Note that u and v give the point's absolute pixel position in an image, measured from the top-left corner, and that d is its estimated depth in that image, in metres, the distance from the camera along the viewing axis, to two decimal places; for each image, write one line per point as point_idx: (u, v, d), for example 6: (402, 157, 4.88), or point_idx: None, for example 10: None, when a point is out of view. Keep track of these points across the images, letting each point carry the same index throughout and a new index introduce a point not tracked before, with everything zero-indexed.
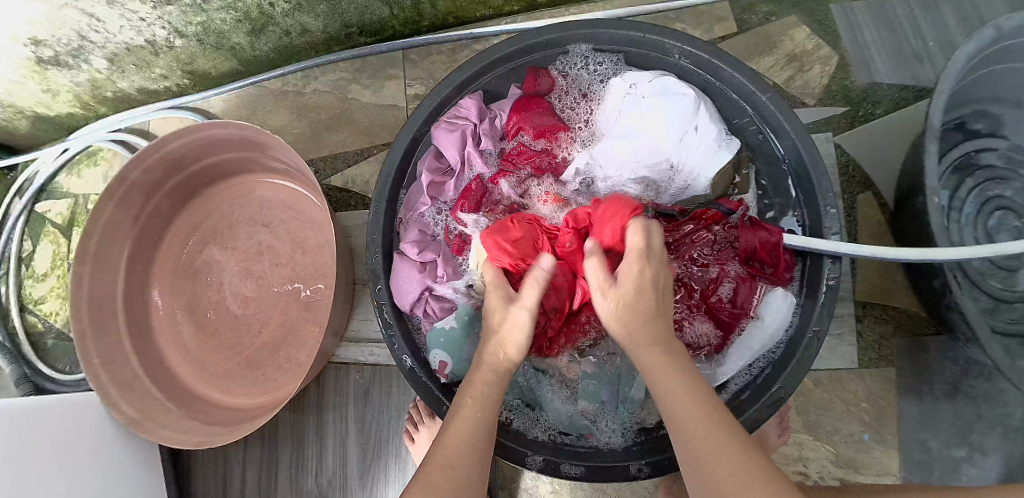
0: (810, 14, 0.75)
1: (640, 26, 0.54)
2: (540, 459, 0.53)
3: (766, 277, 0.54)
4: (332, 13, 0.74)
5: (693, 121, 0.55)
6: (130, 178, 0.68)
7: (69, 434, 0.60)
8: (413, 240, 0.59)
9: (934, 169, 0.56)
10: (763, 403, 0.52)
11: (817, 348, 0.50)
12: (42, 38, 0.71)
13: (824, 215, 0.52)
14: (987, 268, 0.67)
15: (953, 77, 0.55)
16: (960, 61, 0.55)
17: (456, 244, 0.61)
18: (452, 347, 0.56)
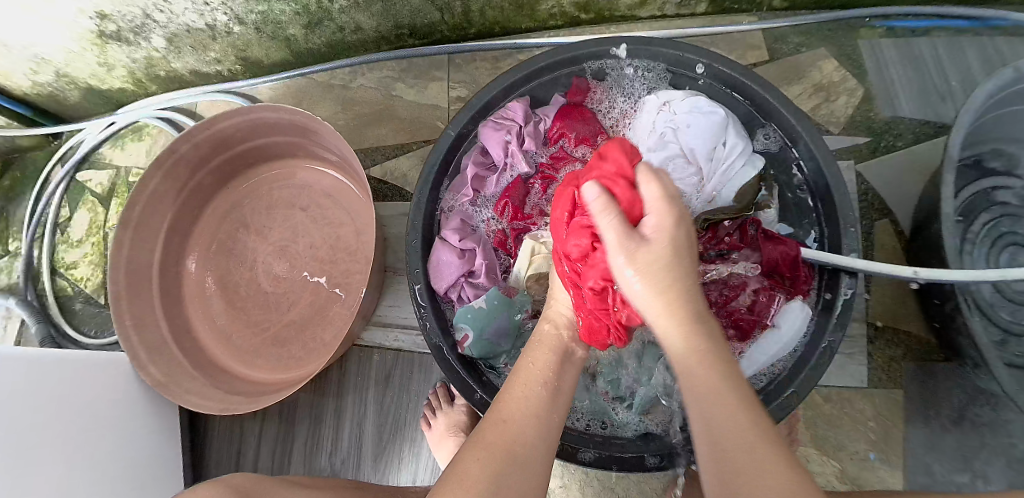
0: (838, 49, 0.80)
1: (681, 46, 0.56)
2: (557, 443, 0.54)
3: (785, 289, 0.58)
4: (388, 13, 0.79)
5: (719, 138, 0.58)
6: (179, 152, 0.71)
7: (99, 392, 0.62)
8: (455, 228, 0.60)
9: (950, 198, 0.60)
10: (775, 406, 0.53)
11: (830, 356, 0.52)
12: (107, 13, 0.74)
13: (843, 233, 0.55)
14: (997, 300, 0.69)
15: (970, 112, 0.59)
16: (980, 98, 0.59)
17: (497, 238, 0.64)
18: (478, 326, 0.57)
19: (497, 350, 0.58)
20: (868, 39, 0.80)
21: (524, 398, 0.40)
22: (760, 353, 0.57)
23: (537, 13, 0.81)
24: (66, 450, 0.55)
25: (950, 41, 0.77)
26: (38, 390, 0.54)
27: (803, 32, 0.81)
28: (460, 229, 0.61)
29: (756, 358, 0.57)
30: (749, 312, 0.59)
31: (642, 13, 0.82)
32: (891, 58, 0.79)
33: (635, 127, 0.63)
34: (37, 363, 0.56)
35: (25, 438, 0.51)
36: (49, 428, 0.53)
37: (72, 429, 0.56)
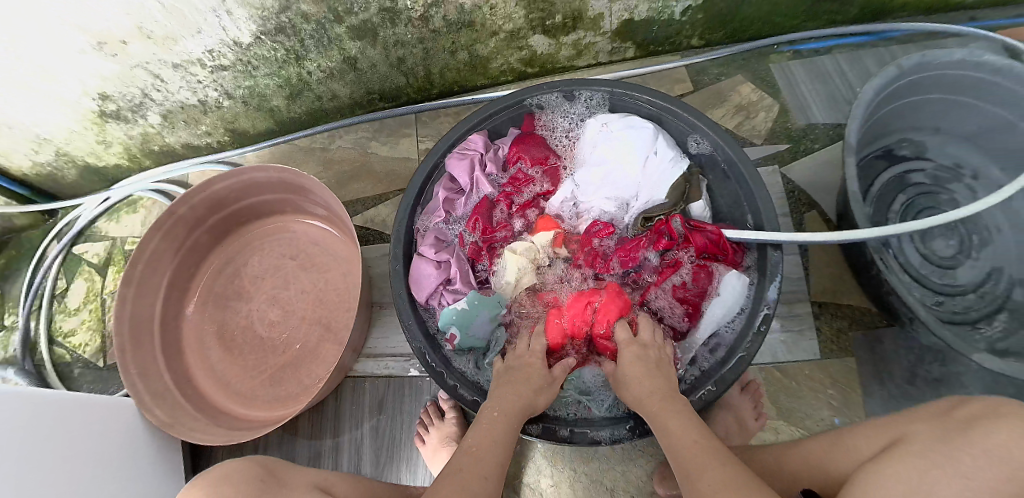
0: (752, 74, 0.94)
1: (609, 82, 0.68)
2: (536, 425, 0.60)
3: (720, 264, 0.64)
4: (359, 82, 0.91)
5: (652, 147, 0.67)
6: (178, 214, 0.79)
7: (108, 434, 0.65)
8: (430, 243, 0.69)
9: (855, 178, 0.69)
10: (730, 369, 0.59)
11: (768, 320, 0.58)
12: (109, 93, 0.82)
13: (766, 215, 0.61)
14: (925, 266, 0.81)
15: (862, 105, 0.71)
16: (869, 92, 0.72)
17: (471, 249, 0.72)
18: (463, 325, 0.65)
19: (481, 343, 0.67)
20: (779, 63, 0.95)
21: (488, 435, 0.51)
22: (709, 323, 0.63)
23: (489, 71, 0.95)
24: (77, 488, 0.57)
25: (850, 58, 0.94)
26: (53, 430, 0.57)
27: (721, 63, 0.96)
28: (435, 243, 0.69)
29: (707, 328, 0.63)
30: (693, 292, 0.65)
31: (579, 63, 0.97)
32: (799, 76, 0.94)
33: (581, 146, 0.73)
34: (53, 406, 0.59)
35: (40, 476, 0.54)
36: (63, 466, 0.56)
37: (83, 468, 0.59)
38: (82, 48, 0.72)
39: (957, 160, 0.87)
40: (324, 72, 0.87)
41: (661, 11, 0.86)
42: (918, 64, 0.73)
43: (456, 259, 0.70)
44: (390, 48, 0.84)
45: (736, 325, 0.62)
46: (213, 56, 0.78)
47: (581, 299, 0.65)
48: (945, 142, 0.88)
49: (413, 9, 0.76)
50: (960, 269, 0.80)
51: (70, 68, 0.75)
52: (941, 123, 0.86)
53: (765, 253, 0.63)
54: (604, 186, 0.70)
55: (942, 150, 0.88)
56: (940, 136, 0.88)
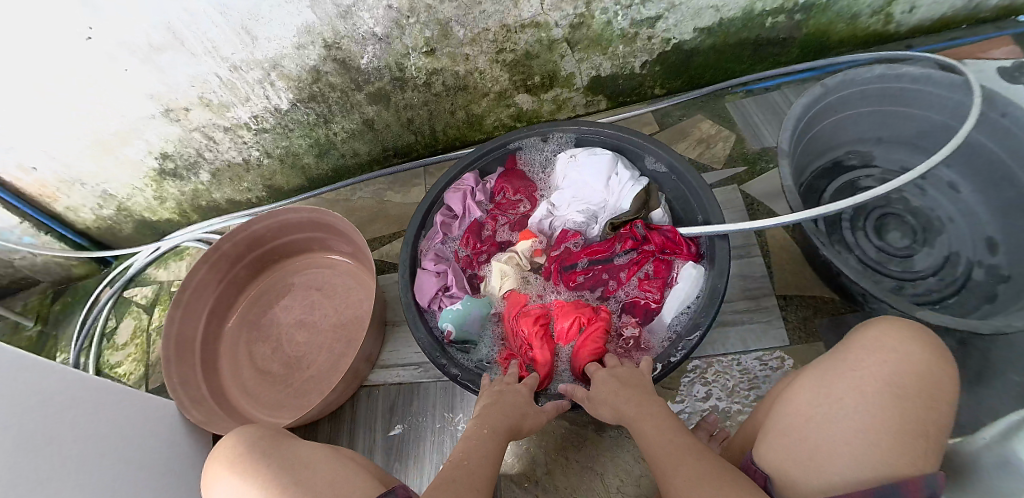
0: (710, 111, 1.09)
1: (572, 122, 0.83)
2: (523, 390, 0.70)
3: (678, 257, 0.74)
4: (376, 141, 1.10)
5: (612, 170, 0.81)
6: (223, 249, 0.94)
7: (147, 425, 0.73)
8: (431, 258, 0.81)
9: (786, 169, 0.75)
10: (689, 343, 0.64)
11: (720, 294, 0.66)
12: (169, 152, 1.01)
13: (711, 212, 0.72)
14: (883, 256, 0.81)
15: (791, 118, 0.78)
16: (797, 109, 0.79)
17: (465, 261, 0.84)
18: (458, 322, 0.75)
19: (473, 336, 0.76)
20: (734, 101, 1.10)
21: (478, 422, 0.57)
22: (671, 307, 0.71)
23: (484, 127, 1.13)
24: (119, 460, 0.65)
25: (798, 90, 1.08)
26: (111, 412, 0.68)
27: (683, 107, 1.12)
28: (435, 258, 0.82)
29: (671, 312, 0.71)
30: (655, 282, 0.74)
31: (560, 116, 1.14)
32: (751, 111, 1.07)
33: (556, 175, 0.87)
34: (118, 395, 0.70)
35: (98, 446, 0.63)
36: (115, 442, 0.66)
37: (131, 449, 0.68)
38: (153, 114, 0.92)
39: (902, 164, 0.89)
40: (348, 132, 1.05)
41: (624, 67, 1.04)
42: (842, 81, 0.80)
43: (453, 270, 0.82)
44: (401, 111, 1.03)
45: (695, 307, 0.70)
46: (258, 120, 0.98)
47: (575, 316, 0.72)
48: (889, 151, 0.90)
49: (418, 77, 0.95)
50: (918, 256, 0.81)
51: (143, 129, 0.95)
52: (883, 133, 0.89)
53: (714, 243, 0.71)
54: (576, 204, 0.83)
55: (888, 157, 0.91)
56: (885, 144, 0.91)
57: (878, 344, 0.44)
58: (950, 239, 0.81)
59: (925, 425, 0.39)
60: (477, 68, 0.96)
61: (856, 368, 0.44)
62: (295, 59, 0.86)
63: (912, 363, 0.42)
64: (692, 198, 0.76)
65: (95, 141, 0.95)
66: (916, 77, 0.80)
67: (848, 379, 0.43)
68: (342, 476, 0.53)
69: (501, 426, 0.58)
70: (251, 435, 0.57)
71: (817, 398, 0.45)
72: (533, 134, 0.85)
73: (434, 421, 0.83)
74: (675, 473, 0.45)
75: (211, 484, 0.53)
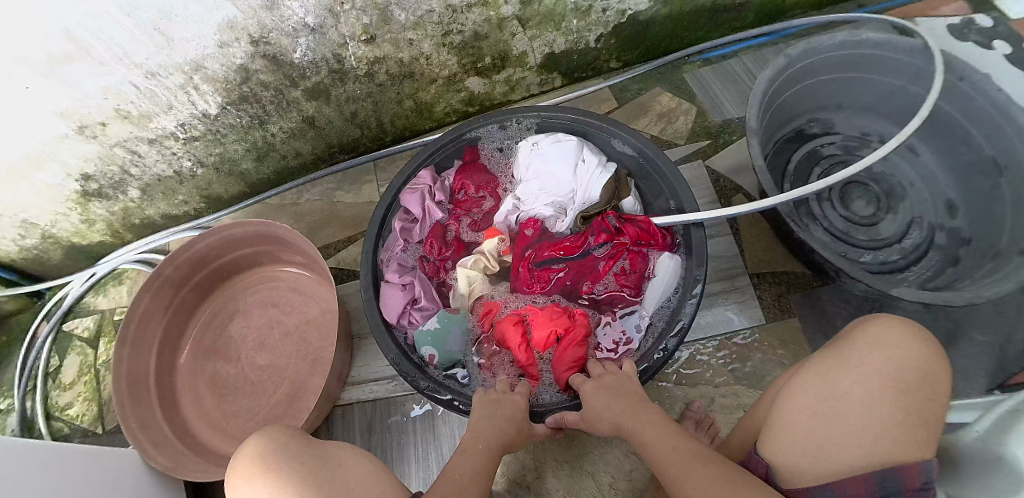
0: (669, 84, 1.07)
1: (534, 108, 0.78)
2: None
3: (654, 248, 0.73)
4: (319, 138, 1.01)
5: (579, 157, 0.77)
6: (164, 274, 0.85)
7: (110, 485, 0.67)
8: (395, 269, 0.76)
9: (758, 154, 0.79)
10: (674, 335, 0.65)
11: (697, 286, 0.66)
12: (91, 173, 0.89)
13: (685, 199, 0.70)
14: (851, 226, 0.95)
15: (759, 93, 0.83)
16: (763, 83, 0.84)
17: (431, 268, 0.80)
18: (438, 344, 0.72)
19: (457, 356, 0.73)
20: (692, 73, 1.07)
21: (475, 449, 0.54)
22: (652, 298, 0.71)
23: (434, 114, 1.05)
24: None
25: (753, 58, 1.07)
26: (66, 474, 0.62)
27: (641, 80, 1.08)
28: (398, 269, 0.77)
29: (651, 303, 0.71)
30: (634, 274, 0.74)
31: (514, 96, 1.08)
32: (710, 80, 1.07)
33: (517, 165, 0.82)
34: (68, 455, 0.64)
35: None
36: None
37: None
38: (65, 133, 0.80)
39: (862, 130, 1.03)
40: (286, 132, 0.96)
41: (578, 42, 0.98)
42: (803, 52, 0.87)
43: (420, 279, 0.77)
44: (344, 105, 0.94)
45: (675, 299, 0.70)
46: (185, 128, 0.87)
47: (557, 326, 0.70)
48: (847, 116, 1.03)
49: (359, 68, 0.87)
50: (883, 223, 0.95)
51: (56, 152, 0.83)
52: (842, 100, 1.01)
53: (689, 231, 0.71)
54: (544, 196, 0.79)
55: (847, 123, 1.03)
56: (843, 111, 1.03)
57: (882, 342, 0.50)
58: (912, 205, 0.96)
59: (924, 417, 0.45)
60: (423, 53, 0.88)
61: (861, 365, 0.49)
62: (218, 59, 0.76)
63: (911, 360, 0.48)
64: (662, 180, 0.74)
65: (4, 169, 0.83)
66: (876, 43, 0.89)
67: (853, 376, 0.49)
68: (376, 478, 0.54)
69: (497, 439, 0.56)
70: (270, 434, 0.54)
71: (822, 393, 0.50)
72: (491, 124, 0.79)
73: (416, 433, 0.81)
74: (687, 471, 0.46)
75: (234, 490, 0.50)
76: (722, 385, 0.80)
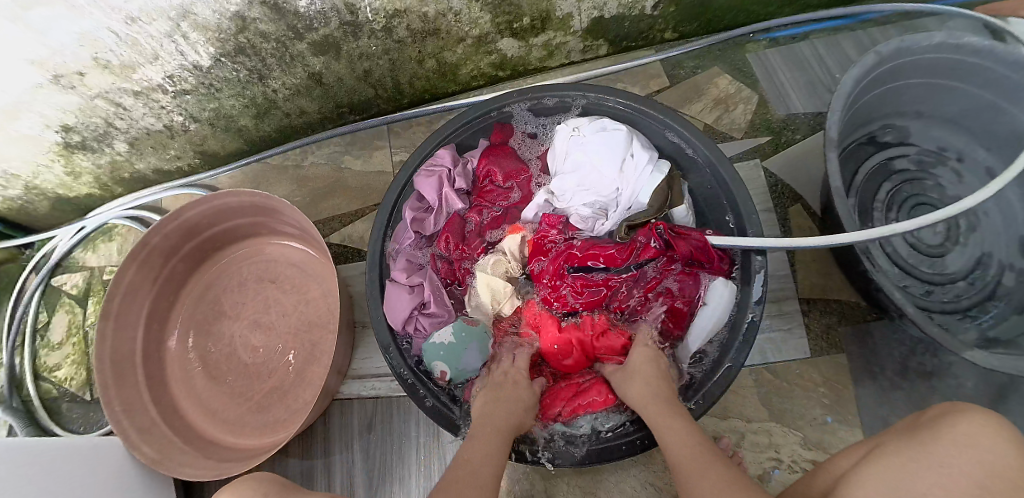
0: (730, 65, 0.96)
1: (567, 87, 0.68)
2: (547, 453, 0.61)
3: (706, 271, 0.65)
4: (327, 96, 0.89)
5: (627, 150, 0.66)
6: (152, 244, 0.78)
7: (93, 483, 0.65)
8: (402, 268, 0.69)
9: (836, 173, 0.71)
10: (716, 383, 0.60)
11: (757, 325, 0.60)
12: (72, 125, 0.79)
13: (748, 221, 0.63)
14: (914, 256, 0.85)
15: (842, 97, 0.71)
16: (848, 84, 0.72)
17: (444, 269, 0.73)
18: (452, 361, 0.65)
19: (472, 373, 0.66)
20: (756, 53, 0.96)
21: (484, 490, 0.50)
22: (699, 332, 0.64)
23: (459, 78, 0.92)
24: None
25: (827, 43, 0.96)
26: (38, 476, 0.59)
27: (698, 56, 0.97)
28: (407, 267, 0.70)
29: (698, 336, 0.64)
30: (679, 296, 0.67)
31: (550, 64, 0.94)
32: (776, 63, 0.96)
33: (553, 154, 0.72)
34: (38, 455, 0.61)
35: None
36: None
37: None
38: (39, 82, 0.70)
39: (941, 144, 0.89)
40: (290, 89, 0.84)
41: (632, 7, 0.83)
42: (897, 50, 0.74)
43: (429, 281, 0.70)
44: (356, 61, 0.81)
45: (727, 333, 0.64)
46: (174, 81, 0.76)
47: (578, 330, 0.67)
48: (926, 126, 0.89)
49: (374, 21, 0.73)
50: (949, 256, 0.84)
51: (31, 103, 0.73)
52: (924, 107, 0.87)
53: (749, 256, 0.64)
54: (582, 194, 0.69)
55: (925, 134, 0.90)
56: (923, 119, 0.89)
57: (972, 438, 0.42)
58: (983, 238, 0.84)
59: None
60: (451, 9, 0.74)
61: (942, 464, 0.41)
62: (209, 5, 0.63)
63: (1006, 467, 0.40)
64: (722, 194, 0.67)
65: None
66: (977, 50, 0.74)
67: (932, 475, 0.41)
68: None
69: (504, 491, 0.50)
70: (242, 487, 0.49)
71: (889, 489, 0.42)
72: (518, 99, 0.69)
73: (418, 439, 0.77)
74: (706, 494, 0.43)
75: None
76: (755, 421, 0.78)
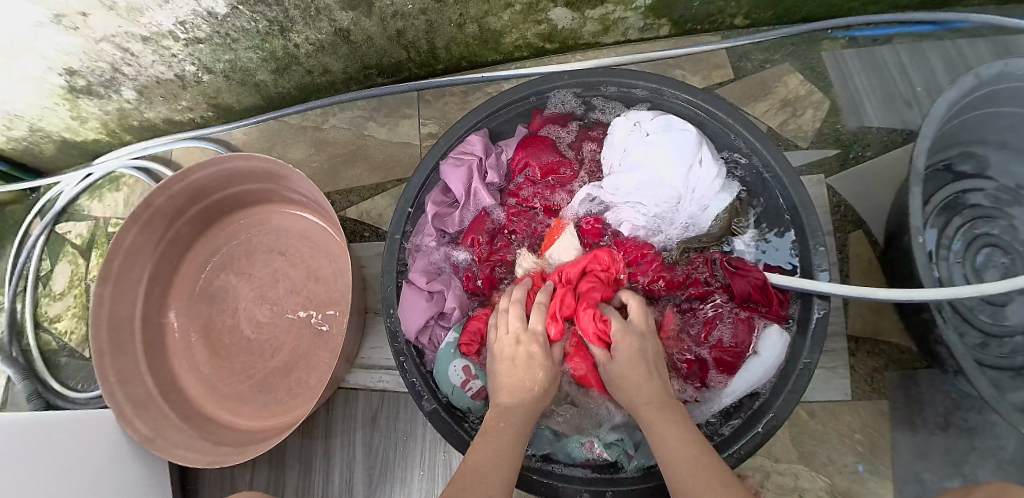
0: (803, 63, 0.84)
1: (611, 72, 0.64)
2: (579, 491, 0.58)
3: (761, 314, 0.65)
4: (354, 56, 0.80)
5: (695, 156, 0.65)
6: (155, 205, 0.72)
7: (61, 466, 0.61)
8: (422, 272, 0.67)
9: (917, 211, 0.63)
10: (755, 432, 0.58)
11: (808, 375, 0.58)
12: (76, 69, 0.73)
13: (813, 252, 0.61)
14: (976, 303, 0.76)
15: (934, 121, 0.62)
16: (942, 107, 0.63)
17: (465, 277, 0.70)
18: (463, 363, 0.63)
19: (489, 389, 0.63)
20: (831, 51, 0.85)
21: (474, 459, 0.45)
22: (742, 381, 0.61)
23: (501, 46, 0.82)
24: None
25: (912, 51, 0.83)
26: (11, 455, 0.56)
27: (768, 47, 0.85)
28: (428, 272, 0.68)
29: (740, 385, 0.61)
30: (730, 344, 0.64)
31: (605, 40, 0.84)
32: (854, 68, 0.84)
33: (609, 146, 0.71)
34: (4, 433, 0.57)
35: None
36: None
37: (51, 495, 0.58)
38: (39, 19, 0.63)
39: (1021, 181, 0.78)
40: (313, 45, 0.76)
41: None
42: (999, 75, 0.64)
43: (450, 289, 0.68)
44: (388, 20, 0.72)
45: (767, 389, 0.61)
46: (186, 28, 0.68)
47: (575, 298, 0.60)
48: (1010, 160, 0.78)
49: None
50: (1012, 306, 0.75)
51: (34, 41, 0.67)
52: (1011, 138, 0.76)
53: (810, 299, 0.62)
54: (636, 193, 0.68)
55: (1007, 168, 0.78)
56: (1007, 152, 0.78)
57: None
58: None
59: None
60: None
61: None
62: None
63: None
64: (791, 222, 0.63)
65: None
66: None
67: None
68: None
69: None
70: None
71: None
72: (564, 84, 0.66)
73: (424, 441, 0.73)
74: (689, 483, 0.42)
75: None
76: (782, 461, 0.73)
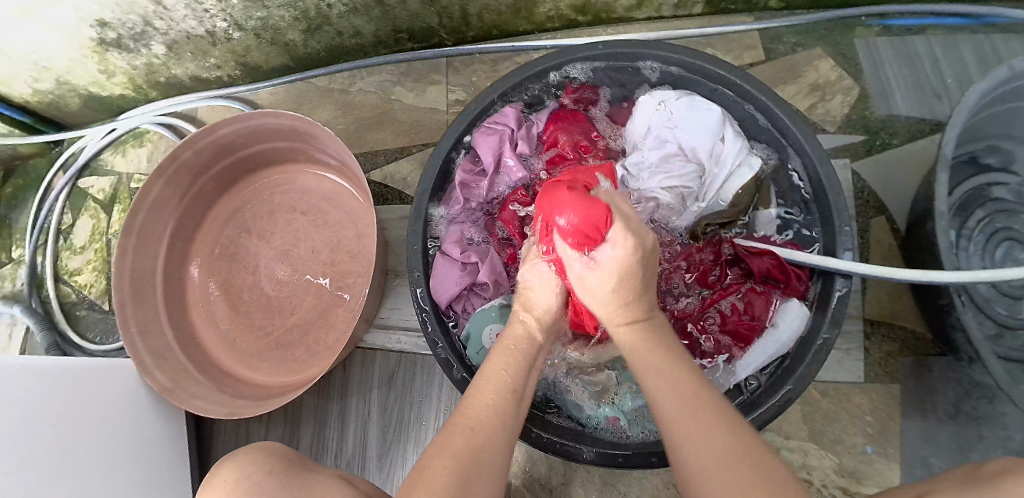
0: (834, 47, 0.84)
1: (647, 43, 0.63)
2: (592, 452, 0.58)
3: (780, 291, 0.66)
4: (386, 19, 0.80)
5: (719, 135, 0.67)
6: (181, 158, 0.73)
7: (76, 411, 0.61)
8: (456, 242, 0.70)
9: (944, 197, 0.62)
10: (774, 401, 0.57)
11: (826, 352, 0.57)
12: (108, 21, 0.74)
13: (838, 233, 0.60)
14: (994, 294, 0.75)
15: (965, 110, 0.62)
16: (973, 96, 0.62)
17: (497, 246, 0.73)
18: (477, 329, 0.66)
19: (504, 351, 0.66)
20: (864, 38, 0.84)
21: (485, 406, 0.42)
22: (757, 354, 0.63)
23: (534, 16, 0.82)
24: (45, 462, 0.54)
25: (945, 41, 0.82)
26: (31, 394, 0.56)
27: (800, 31, 0.84)
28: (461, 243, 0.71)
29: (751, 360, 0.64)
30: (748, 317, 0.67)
31: (638, 15, 0.84)
32: (885, 55, 0.83)
33: (633, 125, 0.72)
34: (22, 372, 0.57)
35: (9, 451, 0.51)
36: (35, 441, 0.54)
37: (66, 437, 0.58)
38: None
39: None
40: (346, 6, 0.75)
41: None
42: None
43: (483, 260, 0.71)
44: None
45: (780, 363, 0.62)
46: None
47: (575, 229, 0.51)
48: None
49: None
50: None
51: None
52: None
53: (830, 279, 0.62)
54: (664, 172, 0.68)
55: None
56: None
57: None
58: None
59: None
60: None
61: None
62: None
63: None
64: (817, 203, 0.63)
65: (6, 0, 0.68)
66: None
67: None
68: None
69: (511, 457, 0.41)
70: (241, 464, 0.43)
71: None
72: (599, 57, 0.65)
73: (438, 403, 0.73)
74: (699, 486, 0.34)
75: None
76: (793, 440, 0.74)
